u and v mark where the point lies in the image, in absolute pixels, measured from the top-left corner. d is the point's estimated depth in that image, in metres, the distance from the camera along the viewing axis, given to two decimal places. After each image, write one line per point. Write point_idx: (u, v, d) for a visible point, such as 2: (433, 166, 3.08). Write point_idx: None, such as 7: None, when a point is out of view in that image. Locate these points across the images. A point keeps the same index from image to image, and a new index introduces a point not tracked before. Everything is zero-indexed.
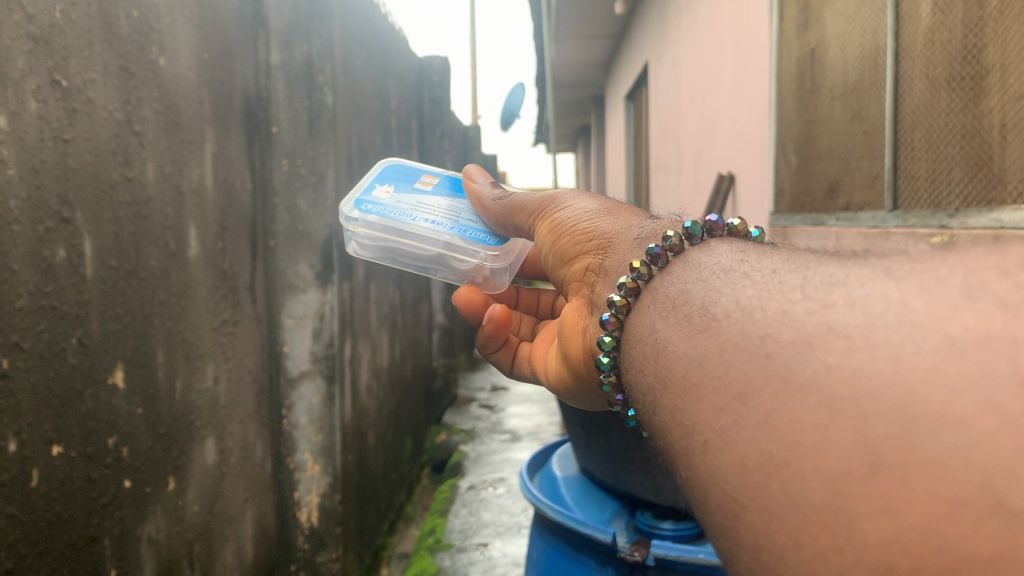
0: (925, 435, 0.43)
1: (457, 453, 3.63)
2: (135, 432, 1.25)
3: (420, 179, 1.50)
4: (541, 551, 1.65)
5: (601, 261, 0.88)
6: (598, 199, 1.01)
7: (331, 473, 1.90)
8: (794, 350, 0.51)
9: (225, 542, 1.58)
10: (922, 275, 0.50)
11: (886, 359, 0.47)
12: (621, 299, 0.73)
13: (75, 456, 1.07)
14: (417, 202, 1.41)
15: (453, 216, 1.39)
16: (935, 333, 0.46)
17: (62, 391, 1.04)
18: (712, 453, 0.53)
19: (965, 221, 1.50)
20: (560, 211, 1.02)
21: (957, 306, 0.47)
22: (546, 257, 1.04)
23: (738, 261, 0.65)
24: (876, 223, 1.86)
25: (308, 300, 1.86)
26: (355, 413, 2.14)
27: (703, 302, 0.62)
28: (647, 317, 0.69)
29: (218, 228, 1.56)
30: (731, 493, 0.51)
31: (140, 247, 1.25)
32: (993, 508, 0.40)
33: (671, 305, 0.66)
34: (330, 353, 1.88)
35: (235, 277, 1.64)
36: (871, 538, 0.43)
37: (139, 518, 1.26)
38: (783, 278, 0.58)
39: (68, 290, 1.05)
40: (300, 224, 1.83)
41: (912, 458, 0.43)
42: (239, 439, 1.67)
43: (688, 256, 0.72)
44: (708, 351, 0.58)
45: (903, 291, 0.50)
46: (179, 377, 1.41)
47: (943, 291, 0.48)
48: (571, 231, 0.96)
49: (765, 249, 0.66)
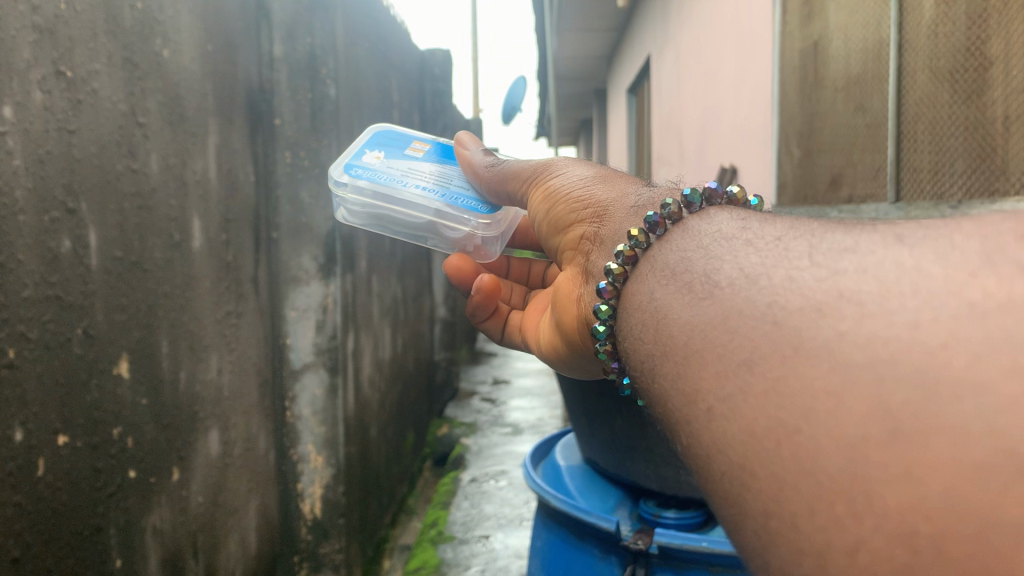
0: (945, 402, 0.43)
1: (459, 446, 3.64)
2: (140, 423, 1.25)
3: (410, 146, 1.49)
4: (545, 539, 1.65)
5: (597, 229, 0.88)
6: (592, 164, 1.01)
7: (334, 465, 1.90)
8: (804, 317, 0.51)
9: (228, 533, 1.59)
10: (935, 241, 0.50)
11: (904, 326, 0.46)
12: (618, 268, 0.74)
13: (81, 447, 1.07)
14: (408, 169, 1.41)
15: (445, 184, 1.38)
16: (954, 299, 0.46)
17: (67, 381, 1.04)
18: (718, 422, 0.52)
19: (967, 212, 1.51)
20: (554, 179, 1.02)
21: (975, 272, 0.47)
22: (540, 225, 1.05)
23: (739, 228, 0.65)
24: (879, 215, 1.86)
25: (312, 292, 1.86)
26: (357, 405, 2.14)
27: (706, 271, 0.62)
28: (646, 284, 0.69)
29: (222, 219, 1.56)
30: (737, 460, 0.50)
31: (145, 238, 1.25)
32: (1016, 473, 0.39)
33: (672, 274, 0.67)
34: (333, 346, 1.89)
35: (238, 268, 1.64)
36: (890, 504, 0.42)
37: (144, 509, 1.27)
38: (790, 246, 0.58)
39: (73, 281, 1.05)
40: (303, 216, 1.83)
41: (932, 424, 0.43)
42: (243, 430, 1.67)
43: (687, 224, 0.72)
44: (712, 318, 0.57)
45: (918, 258, 0.50)
46: (182, 368, 1.41)
47: (960, 257, 0.48)
48: (566, 199, 0.97)
49: (765, 217, 0.67)
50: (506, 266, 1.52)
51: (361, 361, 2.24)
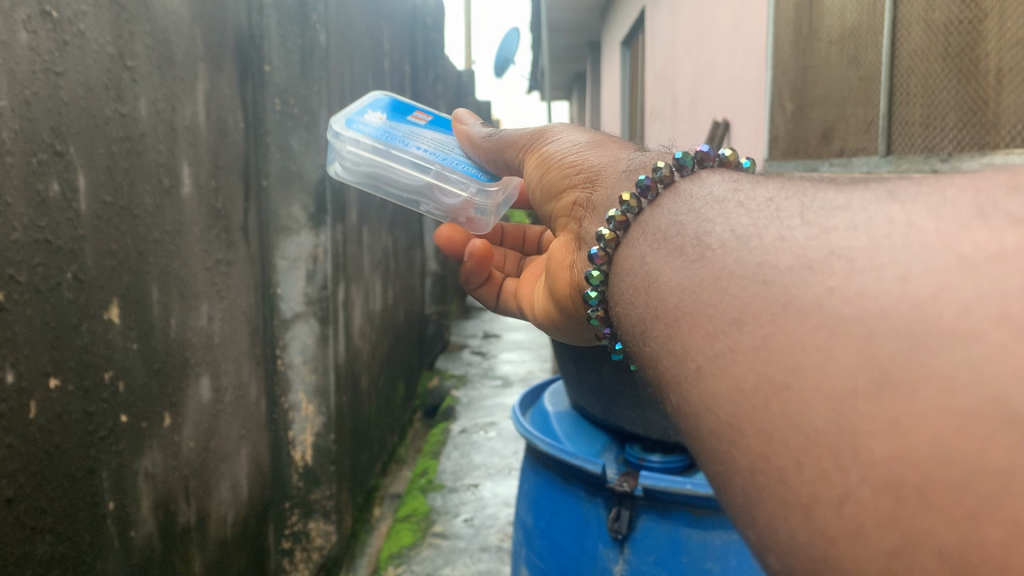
0: (934, 353, 0.42)
1: (449, 398, 3.67)
2: (131, 368, 1.26)
3: (411, 114, 1.49)
4: (532, 483, 1.67)
5: (588, 197, 0.87)
6: (588, 131, 1.01)
7: (324, 413, 1.92)
8: (793, 275, 0.50)
9: (220, 478, 1.61)
10: (928, 199, 0.50)
11: (894, 280, 0.46)
12: (610, 233, 0.73)
13: (71, 390, 1.07)
14: (411, 131, 1.41)
15: (444, 151, 1.38)
16: (946, 252, 0.45)
17: (58, 323, 1.04)
18: (706, 380, 0.52)
19: (958, 165, 1.51)
20: (548, 144, 1.02)
21: (966, 225, 0.46)
22: (535, 190, 1.05)
23: (730, 191, 0.64)
24: (870, 168, 1.86)
25: (302, 242, 1.87)
26: (348, 355, 2.16)
27: (697, 233, 0.61)
28: (637, 250, 0.69)
29: (211, 166, 1.56)
30: (725, 418, 0.50)
31: (134, 183, 1.25)
32: (1004, 421, 0.39)
33: (663, 237, 0.65)
34: (323, 295, 1.90)
35: (228, 216, 1.64)
36: (877, 455, 0.42)
37: (136, 453, 1.28)
38: (781, 209, 0.56)
39: (62, 225, 1.05)
40: (293, 163, 1.83)
41: (920, 375, 0.42)
42: (234, 378, 1.68)
43: (678, 189, 0.71)
44: (704, 280, 0.56)
45: (908, 215, 0.49)
46: (173, 314, 1.41)
47: (953, 212, 0.48)
48: (559, 164, 0.96)
49: (758, 180, 0.65)
50: (502, 234, 1.49)
51: (351, 312, 2.25)
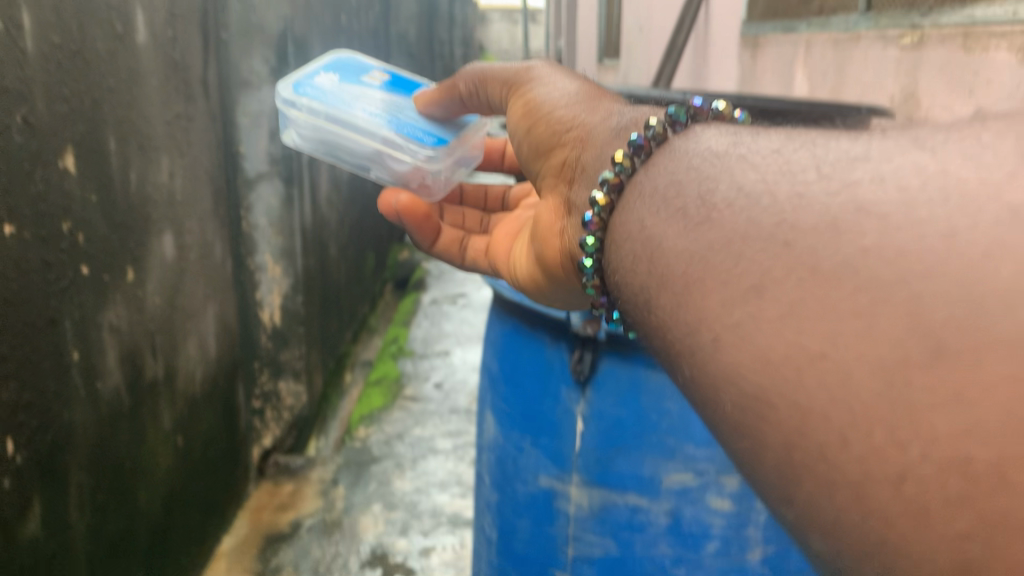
0: (993, 314, 0.39)
1: (418, 270, 3.71)
2: (92, 220, 1.23)
3: (368, 76, 1.36)
4: None
5: (577, 156, 0.83)
6: (575, 78, 0.96)
7: (291, 276, 2.01)
8: (819, 235, 0.48)
9: (188, 336, 1.61)
10: (963, 142, 0.48)
11: (938, 237, 0.43)
12: (604, 198, 0.70)
13: (27, 239, 1.06)
14: (360, 93, 1.28)
15: (394, 115, 1.24)
16: (995, 203, 0.42)
17: (7, 167, 1.00)
18: (725, 350, 0.50)
19: (937, 19, 1.47)
20: (533, 90, 0.97)
21: (1013, 173, 0.44)
22: (516, 143, 0.99)
23: (728, 147, 0.60)
24: (849, 26, 1.81)
25: (263, 97, 1.82)
26: (315, 221, 2.14)
27: (700, 191, 0.58)
28: (633, 211, 0.65)
29: (167, 14, 1.48)
30: (755, 389, 0.48)
31: (84, 28, 1.19)
32: None
33: (661, 198, 0.62)
34: (285, 155, 1.93)
35: (187, 68, 1.58)
36: (941, 431, 0.40)
37: (100, 305, 1.27)
38: (792, 162, 0.54)
39: (8, 65, 0.99)
40: (253, 14, 1.77)
41: (978, 340, 0.39)
42: (198, 237, 1.65)
43: (672, 146, 0.67)
44: (712, 245, 0.54)
45: (942, 162, 0.47)
46: (132, 168, 1.37)
47: (994, 159, 0.45)
48: (546, 118, 0.91)
49: (761, 129, 0.62)
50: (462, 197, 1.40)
51: (318, 180, 2.22)
